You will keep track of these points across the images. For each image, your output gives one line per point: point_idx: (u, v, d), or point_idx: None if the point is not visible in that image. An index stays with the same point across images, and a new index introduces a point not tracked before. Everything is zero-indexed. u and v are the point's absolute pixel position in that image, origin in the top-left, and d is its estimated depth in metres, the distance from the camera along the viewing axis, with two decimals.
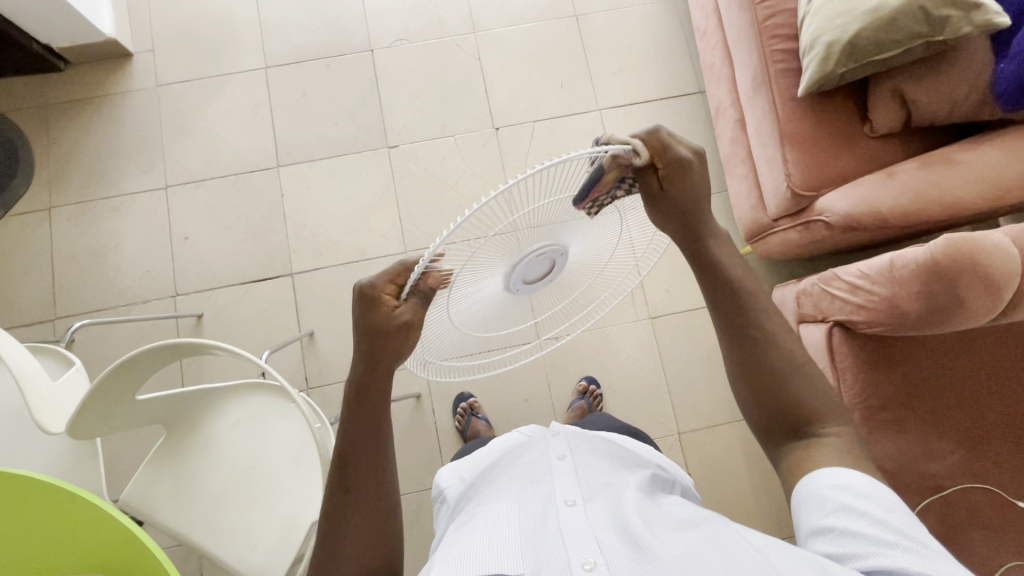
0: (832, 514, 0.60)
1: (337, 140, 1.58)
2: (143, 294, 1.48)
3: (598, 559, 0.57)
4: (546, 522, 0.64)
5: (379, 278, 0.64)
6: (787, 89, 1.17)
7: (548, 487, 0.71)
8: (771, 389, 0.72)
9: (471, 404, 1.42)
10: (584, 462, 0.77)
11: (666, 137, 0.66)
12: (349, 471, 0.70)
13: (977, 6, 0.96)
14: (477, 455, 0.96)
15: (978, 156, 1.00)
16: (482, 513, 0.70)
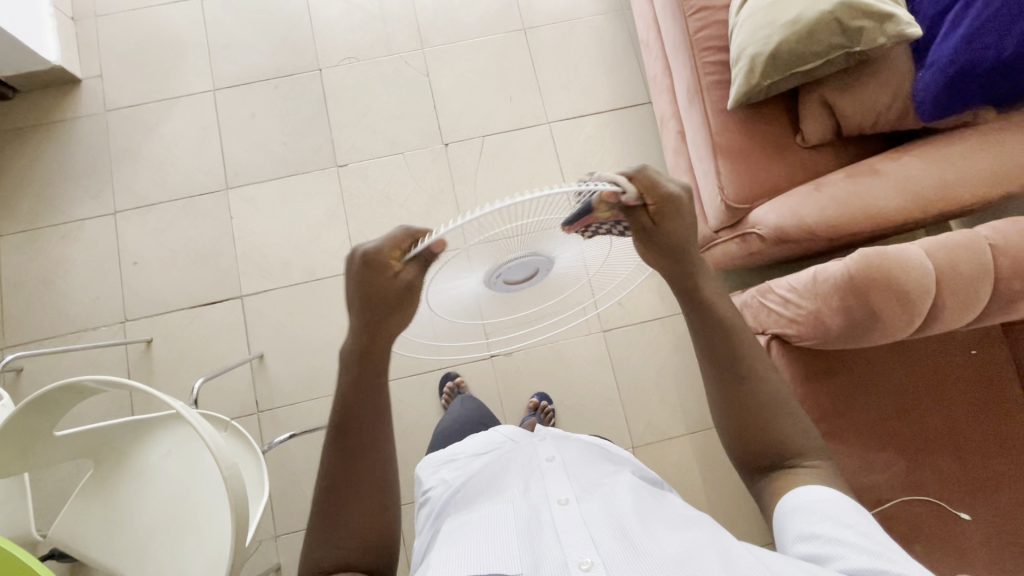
0: (818, 523, 0.64)
1: (286, 161, 1.58)
2: (91, 320, 1.47)
3: (594, 559, 0.62)
4: (540, 523, 0.70)
5: (384, 244, 0.62)
6: (719, 102, 1.17)
7: (540, 487, 0.76)
8: (759, 424, 0.75)
9: (457, 382, 1.44)
10: (572, 462, 0.82)
11: (655, 173, 0.65)
12: (348, 436, 0.76)
13: (890, 17, 0.94)
14: (452, 455, 0.99)
15: (900, 166, 0.99)
16: (477, 516, 0.75)
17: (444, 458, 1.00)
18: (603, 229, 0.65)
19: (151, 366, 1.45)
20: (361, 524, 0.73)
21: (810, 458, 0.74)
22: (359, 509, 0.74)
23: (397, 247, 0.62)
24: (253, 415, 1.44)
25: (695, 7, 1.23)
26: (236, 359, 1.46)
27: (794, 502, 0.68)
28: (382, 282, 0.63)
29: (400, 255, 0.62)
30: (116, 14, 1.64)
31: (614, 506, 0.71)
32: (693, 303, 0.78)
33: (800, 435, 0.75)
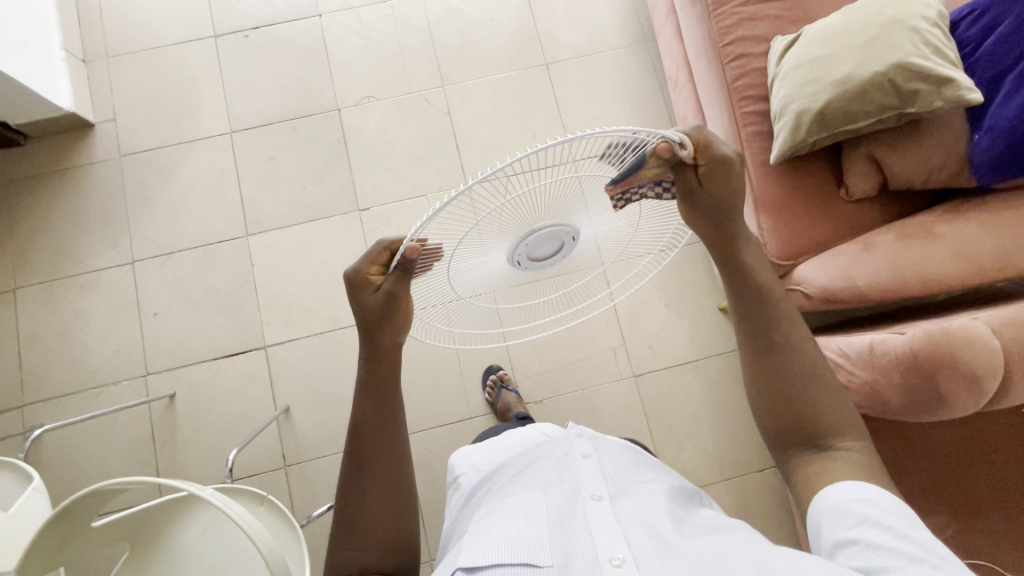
0: (856, 529, 0.56)
1: (307, 205, 1.54)
2: (112, 375, 1.44)
3: (626, 555, 0.59)
4: (573, 518, 0.67)
5: (361, 263, 0.69)
6: (760, 154, 1.14)
7: (575, 484, 0.73)
8: (792, 396, 0.69)
9: (500, 376, 1.44)
10: (608, 463, 0.79)
11: (708, 135, 0.66)
12: (360, 437, 0.75)
13: (948, 80, 0.91)
14: (487, 445, 0.99)
15: (955, 231, 0.96)
16: (505, 504, 0.73)
17: (480, 450, 0.99)
18: (639, 193, 0.65)
19: (174, 420, 1.42)
20: (376, 523, 0.72)
21: (844, 439, 0.67)
22: (376, 500, 0.73)
23: (375, 262, 0.68)
24: (280, 469, 1.42)
25: (732, 54, 1.20)
26: (261, 411, 1.43)
27: (830, 507, 0.60)
28: (365, 298, 0.70)
29: (379, 266, 0.69)
30: (127, 55, 1.60)
31: (648, 508, 0.67)
32: (727, 265, 0.73)
33: (833, 415, 0.68)
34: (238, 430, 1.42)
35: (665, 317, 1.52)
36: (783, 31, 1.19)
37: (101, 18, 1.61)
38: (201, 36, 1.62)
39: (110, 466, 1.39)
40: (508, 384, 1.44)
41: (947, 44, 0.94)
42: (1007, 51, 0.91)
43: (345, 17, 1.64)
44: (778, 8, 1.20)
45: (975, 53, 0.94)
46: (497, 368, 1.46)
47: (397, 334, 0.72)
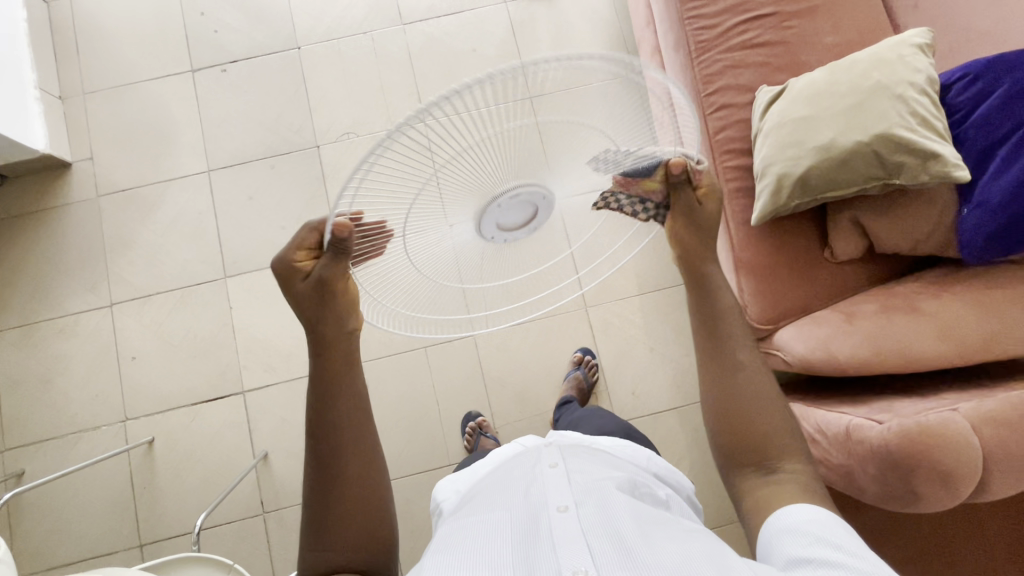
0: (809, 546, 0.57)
1: (286, 246, 1.52)
2: (91, 420, 1.44)
3: (587, 568, 0.56)
4: (537, 531, 0.63)
5: (287, 250, 0.66)
6: (740, 213, 1.10)
7: (540, 493, 0.70)
8: (734, 415, 0.72)
9: (480, 422, 1.40)
10: (578, 465, 0.75)
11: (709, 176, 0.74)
12: (323, 444, 0.71)
13: (934, 155, 0.86)
14: (474, 462, 0.91)
15: (941, 308, 0.92)
16: (471, 522, 0.69)
17: (463, 468, 0.90)
18: (630, 203, 0.70)
19: (153, 466, 1.42)
20: (351, 519, 0.68)
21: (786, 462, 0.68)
22: (351, 493, 0.69)
23: (302, 246, 0.66)
24: (258, 516, 1.41)
25: (715, 104, 1.15)
26: (240, 458, 1.43)
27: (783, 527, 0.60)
28: (297, 286, 0.68)
29: (305, 249, 0.66)
30: (104, 91, 1.58)
31: (610, 509, 0.64)
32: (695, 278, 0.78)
33: (780, 437, 0.70)
34: (217, 476, 1.42)
35: (648, 362, 1.48)
36: (769, 79, 1.15)
37: (78, 54, 1.59)
38: (178, 70, 1.59)
39: (90, 512, 1.40)
40: (487, 431, 1.40)
41: (936, 114, 0.89)
42: (1001, 121, 0.86)
43: (325, 50, 1.61)
44: (765, 55, 1.15)
45: (966, 120, 0.89)
46: (476, 415, 1.43)
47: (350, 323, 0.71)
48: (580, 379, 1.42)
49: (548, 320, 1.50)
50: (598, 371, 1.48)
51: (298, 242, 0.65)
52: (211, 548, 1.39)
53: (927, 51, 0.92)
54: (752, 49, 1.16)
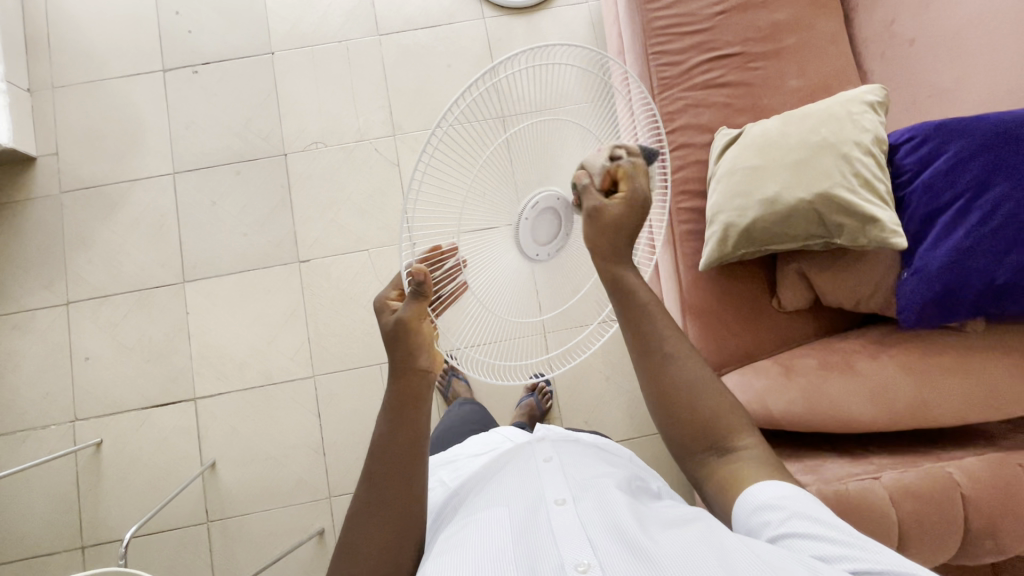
0: (785, 522, 0.58)
1: (246, 254, 1.50)
2: (40, 419, 1.43)
3: (591, 559, 0.57)
4: (537, 524, 0.65)
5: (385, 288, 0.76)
6: (691, 256, 1.09)
7: (536, 490, 0.72)
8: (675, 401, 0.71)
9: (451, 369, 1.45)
10: (572, 465, 0.77)
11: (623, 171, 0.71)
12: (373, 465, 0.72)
13: (873, 219, 0.85)
14: (456, 457, 0.96)
15: (876, 370, 0.91)
16: (471, 519, 0.70)
17: (447, 459, 0.96)
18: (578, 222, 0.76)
19: (100, 469, 1.42)
20: (378, 552, 0.69)
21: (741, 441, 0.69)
22: (382, 524, 0.70)
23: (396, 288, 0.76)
24: (202, 525, 1.40)
25: (674, 142, 1.13)
26: (187, 465, 1.42)
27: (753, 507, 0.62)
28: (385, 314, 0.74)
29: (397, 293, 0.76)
30: (73, 85, 1.56)
31: (610, 504, 0.67)
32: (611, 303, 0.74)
33: (724, 416, 0.70)
34: (163, 482, 1.41)
35: (604, 391, 1.48)
36: (730, 120, 1.14)
37: (49, 48, 1.58)
38: (149, 69, 1.58)
39: (34, 512, 1.39)
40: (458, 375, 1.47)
41: (880, 176, 0.87)
42: (944, 188, 0.84)
43: (299, 56, 1.59)
44: (727, 94, 1.14)
45: (912, 182, 0.88)
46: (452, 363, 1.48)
47: (422, 359, 0.73)
48: (533, 406, 1.42)
49: None
50: (553, 396, 1.47)
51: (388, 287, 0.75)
52: (153, 553, 1.39)
53: (878, 109, 0.91)
54: (714, 88, 1.15)
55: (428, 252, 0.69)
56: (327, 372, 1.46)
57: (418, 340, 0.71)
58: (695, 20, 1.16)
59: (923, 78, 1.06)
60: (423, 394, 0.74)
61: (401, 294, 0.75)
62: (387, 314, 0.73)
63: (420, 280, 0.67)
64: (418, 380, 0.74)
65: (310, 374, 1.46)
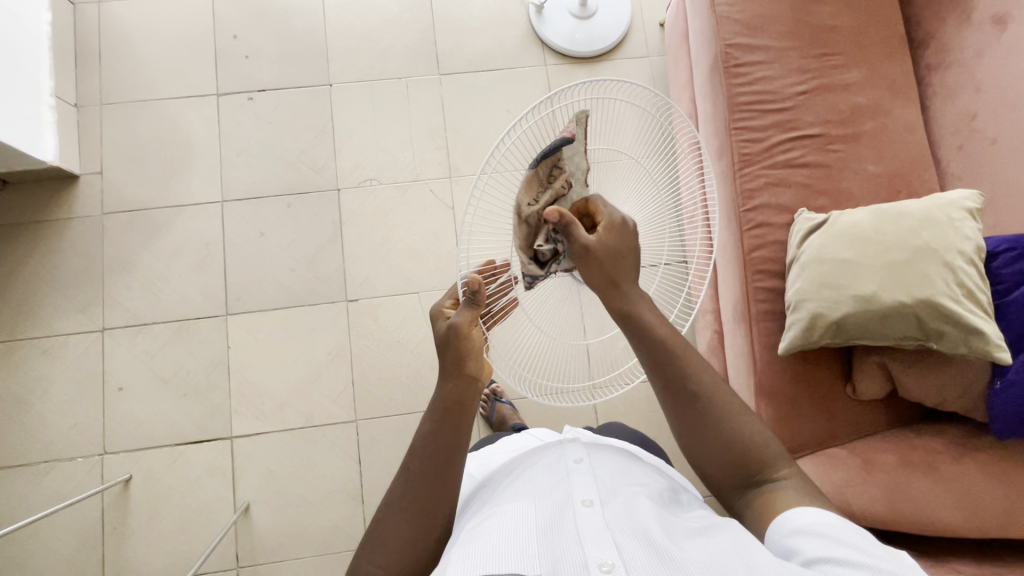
0: (823, 547, 0.57)
1: (293, 289, 1.47)
2: (67, 450, 1.37)
3: (615, 560, 0.57)
4: (561, 522, 0.64)
5: (441, 298, 0.78)
6: (768, 337, 1.08)
7: (563, 485, 0.70)
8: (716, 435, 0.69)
9: (494, 388, 1.43)
10: (603, 462, 0.75)
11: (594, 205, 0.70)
12: (411, 459, 0.71)
13: (976, 330, 0.87)
14: (489, 449, 0.95)
15: (961, 475, 0.92)
16: (495, 512, 0.68)
17: (478, 454, 0.95)
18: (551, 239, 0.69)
19: (127, 507, 1.36)
20: (399, 546, 0.68)
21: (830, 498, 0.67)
22: (407, 521, 0.69)
23: (452, 298, 0.78)
24: (231, 570, 1.35)
25: (754, 221, 1.12)
26: (219, 508, 1.37)
27: (788, 532, 0.61)
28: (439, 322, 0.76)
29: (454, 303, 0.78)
30: (124, 104, 1.52)
31: (639, 505, 0.65)
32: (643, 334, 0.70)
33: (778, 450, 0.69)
34: (193, 523, 1.36)
35: None
36: (810, 202, 1.12)
37: (100, 64, 1.53)
38: (203, 93, 1.54)
39: (54, 549, 1.33)
40: (502, 397, 1.42)
41: (981, 285, 0.90)
42: None
43: (357, 90, 1.56)
44: (807, 176, 1.13)
45: (1009, 293, 0.91)
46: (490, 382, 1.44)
47: (473, 365, 0.72)
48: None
49: None
50: None
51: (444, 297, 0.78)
52: None
53: (976, 216, 0.94)
54: (795, 168, 1.13)
55: (481, 266, 0.76)
56: (370, 418, 1.42)
57: (470, 345, 0.72)
58: (779, 98, 1.15)
59: (1003, 177, 1.07)
60: (468, 403, 0.72)
61: (456, 305, 0.78)
62: (442, 322, 0.76)
63: (474, 289, 0.71)
64: (467, 387, 0.72)
65: (352, 419, 1.42)
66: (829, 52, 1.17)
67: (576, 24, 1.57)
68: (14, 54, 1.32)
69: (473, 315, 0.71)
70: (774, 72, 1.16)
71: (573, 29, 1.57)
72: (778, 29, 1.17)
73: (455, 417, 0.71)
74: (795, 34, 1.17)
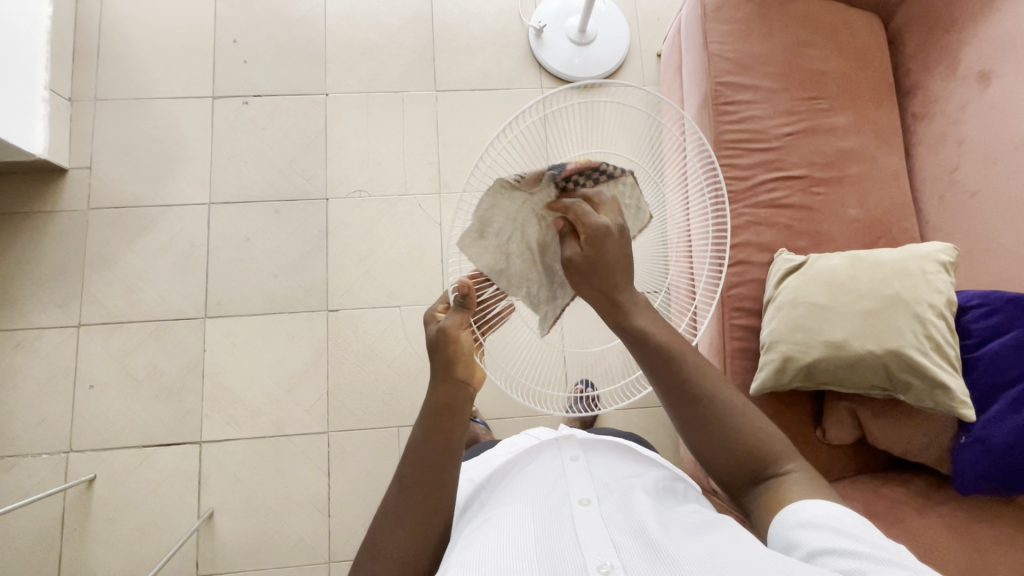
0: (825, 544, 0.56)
1: (274, 296, 1.46)
2: (33, 446, 1.35)
3: (614, 561, 0.57)
4: (560, 523, 0.63)
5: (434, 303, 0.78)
6: (741, 374, 1.07)
7: (560, 486, 0.70)
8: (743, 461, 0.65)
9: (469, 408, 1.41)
10: (599, 463, 0.75)
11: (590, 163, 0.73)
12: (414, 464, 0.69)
13: (943, 385, 0.89)
14: (485, 455, 0.94)
15: (925, 528, 0.91)
16: (491, 516, 0.68)
17: (475, 461, 0.93)
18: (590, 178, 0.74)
19: (90, 507, 1.34)
20: (402, 550, 0.66)
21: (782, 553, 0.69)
22: (408, 523, 0.67)
23: (444, 303, 0.77)
24: None
25: (733, 258, 1.12)
26: (183, 513, 1.35)
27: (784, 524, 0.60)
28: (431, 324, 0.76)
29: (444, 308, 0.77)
30: (118, 101, 1.52)
31: (635, 503, 0.65)
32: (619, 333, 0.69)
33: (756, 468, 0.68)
34: (155, 527, 1.34)
35: None
36: (791, 243, 1.12)
37: (98, 61, 1.54)
38: (199, 94, 1.54)
39: (11, 546, 1.31)
40: (476, 417, 1.40)
41: (950, 339, 0.92)
42: (1011, 363, 0.89)
43: (352, 101, 1.56)
44: (789, 217, 1.13)
45: (978, 348, 0.92)
46: None
47: (461, 369, 0.71)
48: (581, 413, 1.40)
49: (526, 418, 1.45)
50: None
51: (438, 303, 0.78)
52: None
53: (949, 269, 0.96)
54: (777, 208, 1.14)
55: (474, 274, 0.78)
56: (342, 430, 1.41)
57: (458, 349, 0.71)
58: (766, 138, 1.16)
59: (982, 229, 1.08)
60: (460, 408, 0.71)
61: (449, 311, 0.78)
62: (432, 326, 0.75)
63: (465, 293, 0.73)
64: (457, 390, 0.71)
65: (324, 430, 1.41)
66: (817, 96, 1.18)
67: (574, 49, 1.59)
68: (12, 47, 1.33)
69: (461, 321, 0.72)
70: (762, 112, 1.17)
71: (570, 53, 1.59)
72: (768, 70, 1.18)
73: (453, 413, 0.70)
74: (785, 75, 1.18)
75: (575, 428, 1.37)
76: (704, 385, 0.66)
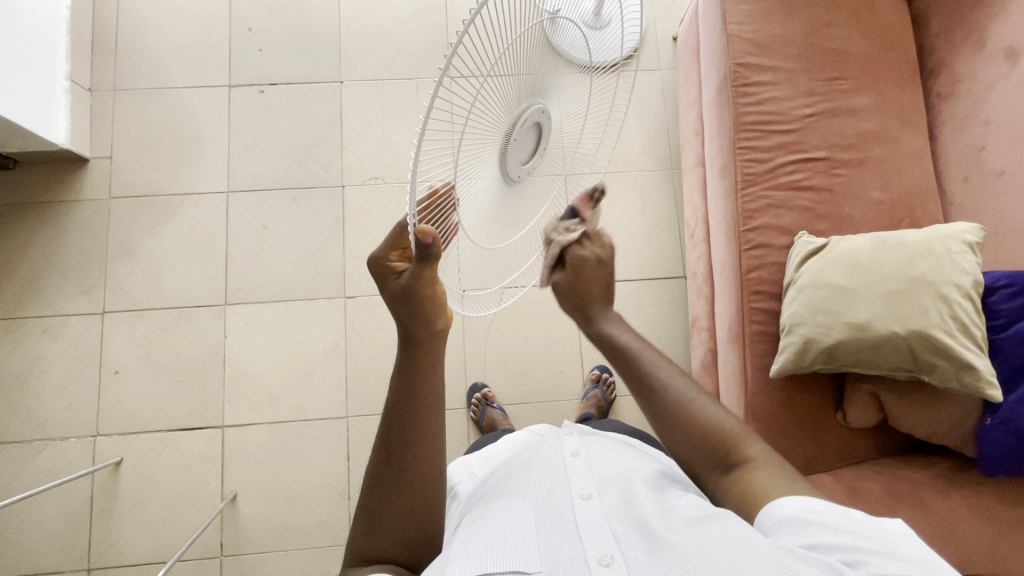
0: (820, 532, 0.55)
1: (292, 284, 1.48)
2: (62, 430, 1.39)
3: (614, 554, 0.57)
4: (561, 517, 0.63)
5: (383, 249, 0.66)
6: (762, 359, 1.07)
7: (560, 480, 0.70)
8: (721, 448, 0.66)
9: (485, 394, 1.40)
10: (599, 454, 0.75)
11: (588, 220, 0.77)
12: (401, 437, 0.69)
13: (969, 365, 0.88)
14: (486, 450, 0.94)
15: (946, 509, 0.92)
16: (493, 507, 0.68)
17: (480, 454, 0.93)
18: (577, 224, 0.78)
19: (117, 490, 1.37)
20: (396, 515, 0.67)
21: None
22: (402, 498, 0.68)
23: (397, 248, 0.66)
24: (216, 559, 1.35)
25: (752, 241, 1.11)
26: (207, 496, 1.38)
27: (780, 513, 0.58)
28: (388, 285, 0.68)
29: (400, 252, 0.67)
30: (137, 91, 1.54)
31: (635, 494, 0.64)
32: (587, 321, 0.78)
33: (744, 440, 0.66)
34: (181, 507, 1.37)
35: None
36: (810, 226, 1.11)
37: (116, 52, 1.55)
38: (215, 84, 1.55)
39: (43, 527, 1.34)
40: (493, 402, 1.40)
41: (977, 320, 0.91)
42: None
43: (366, 88, 1.56)
44: (810, 199, 1.12)
45: (1005, 330, 0.92)
46: (483, 386, 1.43)
47: (438, 321, 0.70)
48: (598, 397, 1.40)
49: (543, 403, 1.45)
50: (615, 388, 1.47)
51: (386, 249, 0.66)
52: None
53: (976, 250, 0.95)
54: (798, 191, 1.12)
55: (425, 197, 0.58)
56: (362, 415, 1.43)
57: (433, 302, 0.68)
58: (786, 119, 1.14)
59: (1007, 210, 1.07)
60: (438, 361, 0.73)
61: (403, 254, 0.67)
62: (391, 280, 0.67)
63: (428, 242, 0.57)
64: (433, 339, 0.71)
65: (343, 415, 1.43)
66: (837, 77, 1.16)
67: None
68: (32, 37, 1.34)
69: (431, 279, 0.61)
70: (781, 94, 1.15)
71: None
72: (788, 51, 1.16)
73: (423, 372, 0.71)
74: (806, 56, 1.16)
75: (592, 413, 1.38)
76: (670, 400, 0.69)
